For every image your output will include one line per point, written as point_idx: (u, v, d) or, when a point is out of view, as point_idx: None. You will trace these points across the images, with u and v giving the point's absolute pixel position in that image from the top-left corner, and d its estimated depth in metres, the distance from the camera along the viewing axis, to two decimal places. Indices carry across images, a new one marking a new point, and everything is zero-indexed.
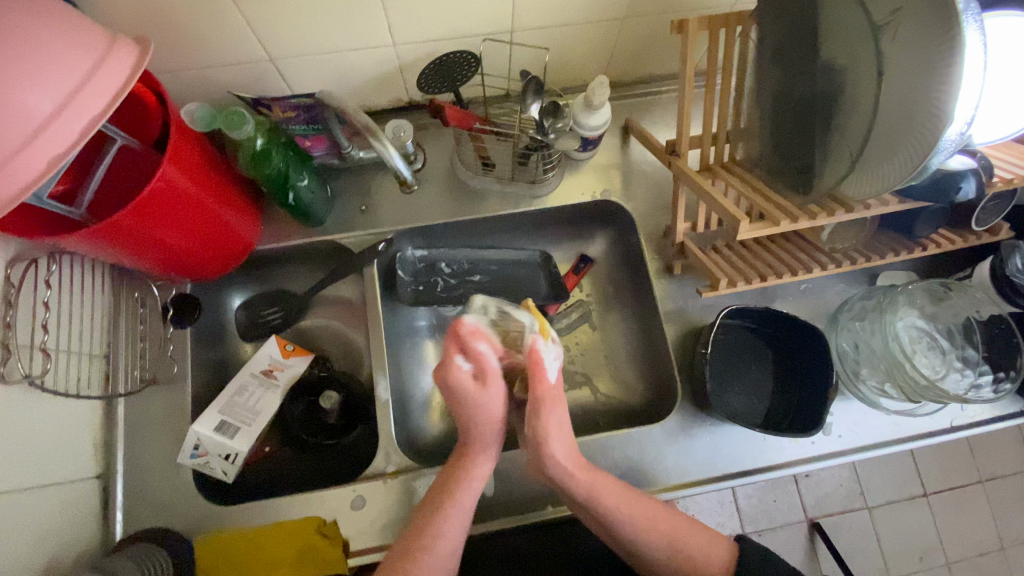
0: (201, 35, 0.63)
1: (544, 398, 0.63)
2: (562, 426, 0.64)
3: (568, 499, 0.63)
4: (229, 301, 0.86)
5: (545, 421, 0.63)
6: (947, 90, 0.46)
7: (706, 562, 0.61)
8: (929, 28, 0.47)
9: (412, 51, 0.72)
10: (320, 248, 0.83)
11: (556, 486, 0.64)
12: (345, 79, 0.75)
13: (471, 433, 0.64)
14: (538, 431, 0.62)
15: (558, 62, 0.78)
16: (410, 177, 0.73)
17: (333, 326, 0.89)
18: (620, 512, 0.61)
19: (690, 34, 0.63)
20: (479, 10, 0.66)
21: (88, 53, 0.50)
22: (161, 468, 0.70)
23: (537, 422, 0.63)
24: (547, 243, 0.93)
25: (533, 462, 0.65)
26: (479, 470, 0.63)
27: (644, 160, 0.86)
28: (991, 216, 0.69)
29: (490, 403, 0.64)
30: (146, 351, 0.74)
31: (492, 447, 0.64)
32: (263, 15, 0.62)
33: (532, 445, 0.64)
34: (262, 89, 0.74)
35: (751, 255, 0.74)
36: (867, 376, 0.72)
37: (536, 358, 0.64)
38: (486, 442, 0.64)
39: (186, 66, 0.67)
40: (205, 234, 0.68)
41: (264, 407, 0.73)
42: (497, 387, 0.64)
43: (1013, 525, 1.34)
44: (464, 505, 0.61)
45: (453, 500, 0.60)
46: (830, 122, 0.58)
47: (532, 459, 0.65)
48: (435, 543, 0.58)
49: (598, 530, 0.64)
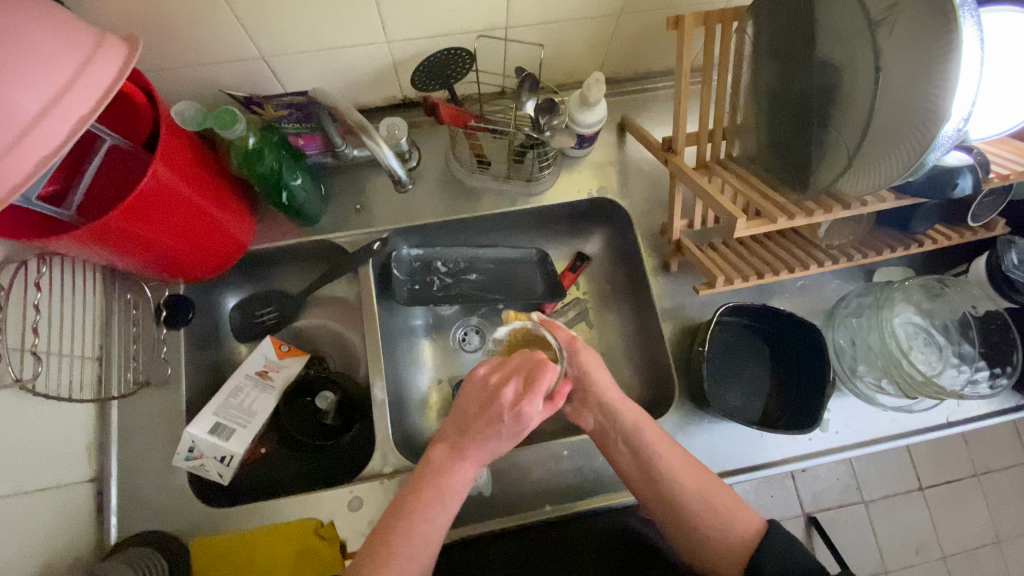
0: (191, 32, 0.62)
1: (574, 346, 0.69)
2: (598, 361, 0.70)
3: (612, 434, 0.67)
4: (224, 302, 0.85)
5: (584, 359, 0.69)
6: (944, 86, 0.46)
7: (735, 522, 0.61)
8: (926, 23, 0.46)
9: (406, 48, 0.71)
10: (315, 248, 0.82)
11: (603, 423, 0.68)
12: (338, 77, 0.74)
13: (468, 440, 0.60)
14: (583, 368, 0.69)
15: (554, 59, 0.78)
16: (402, 173, 0.72)
17: (328, 326, 0.89)
18: (656, 446, 0.65)
19: (686, 30, 0.63)
20: (472, 6, 0.66)
21: (76, 53, 0.49)
22: (156, 471, 0.70)
23: (579, 362, 0.69)
24: (543, 241, 0.92)
25: (580, 402, 0.70)
26: (465, 474, 0.60)
27: (641, 157, 0.86)
28: (987, 211, 0.68)
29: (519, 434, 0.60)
30: (138, 353, 0.73)
31: (484, 456, 0.61)
32: (254, 11, 0.61)
33: (580, 384, 0.69)
34: (255, 87, 0.73)
35: (748, 252, 0.74)
36: (864, 373, 0.72)
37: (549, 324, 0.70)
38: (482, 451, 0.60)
39: (177, 65, 0.67)
40: (197, 235, 0.67)
41: (260, 408, 0.73)
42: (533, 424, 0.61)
43: (1008, 518, 1.35)
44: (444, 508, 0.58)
45: (435, 503, 0.58)
46: (827, 118, 0.58)
47: (579, 400, 0.70)
48: (415, 541, 0.56)
49: (631, 474, 0.66)
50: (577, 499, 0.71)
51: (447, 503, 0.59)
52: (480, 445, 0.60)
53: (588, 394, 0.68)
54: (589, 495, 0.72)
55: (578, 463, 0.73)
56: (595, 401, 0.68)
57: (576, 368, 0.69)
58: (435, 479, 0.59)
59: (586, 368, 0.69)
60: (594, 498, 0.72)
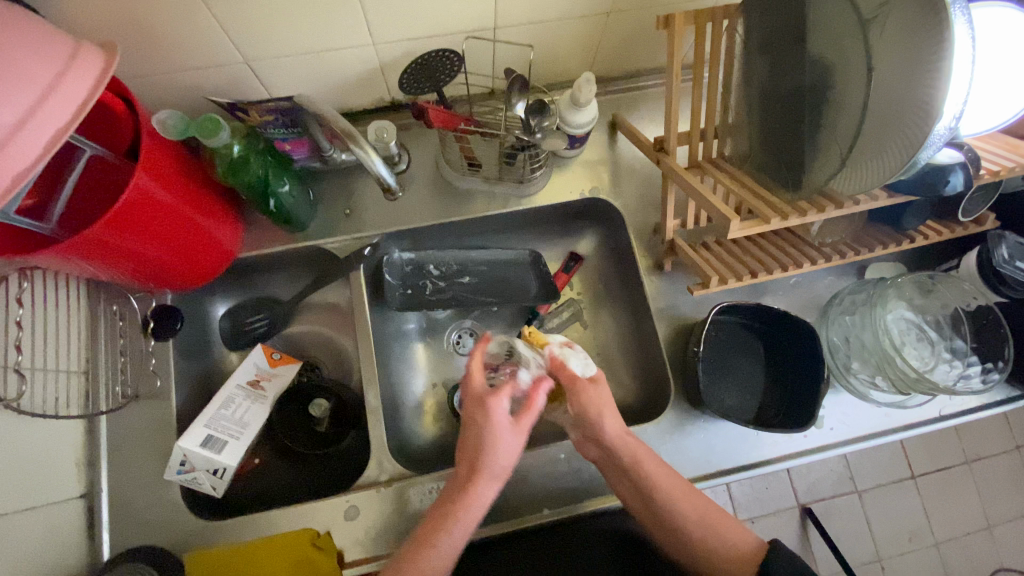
0: (170, 37, 0.61)
1: (574, 385, 0.66)
2: (602, 396, 0.66)
3: (615, 468, 0.65)
4: (213, 309, 0.84)
5: (586, 400, 0.65)
6: (936, 84, 0.45)
7: (736, 546, 0.61)
8: (917, 22, 0.46)
9: (393, 50, 0.70)
10: (304, 254, 0.81)
11: (605, 456, 0.66)
12: (325, 80, 0.73)
13: (477, 462, 0.57)
14: (585, 408, 0.65)
15: (543, 59, 0.77)
16: (393, 182, 0.70)
17: (321, 332, 0.88)
18: (657, 481, 0.63)
19: (677, 29, 0.62)
20: (459, 7, 0.64)
21: (52, 63, 0.48)
22: (148, 485, 0.69)
23: (580, 404, 0.65)
24: (536, 242, 0.92)
25: (584, 437, 0.67)
26: (480, 496, 0.57)
27: (632, 156, 0.85)
28: (977, 206, 0.68)
29: (508, 445, 0.58)
30: (126, 366, 0.72)
31: (497, 478, 0.57)
32: (235, 15, 0.59)
33: (582, 423, 0.65)
34: (239, 92, 0.71)
35: (741, 251, 0.74)
36: (858, 369, 0.72)
37: (553, 363, 0.68)
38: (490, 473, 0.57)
39: (157, 71, 0.65)
40: (183, 244, 0.66)
41: (252, 418, 0.72)
42: (518, 438, 0.58)
43: (998, 504, 1.36)
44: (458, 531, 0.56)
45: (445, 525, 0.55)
46: (819, 118, 0.57)
47: (582, 434, 0.67)
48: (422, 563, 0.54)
49: (633, 505, 0.65)
50: (576, 502, 0.71)
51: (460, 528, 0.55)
52: (488, 468, 0.57)
53: (590, 431, 0.66)
54: (587, 498, 0.72)
55: (576, 466, 0.73)
56: (597, 439, 0.65)
57: (577, 405, 0.65)
58: (449, 504, 0.56)
59: (589, 406, 0.65)
60: (593, 500, 0.71)
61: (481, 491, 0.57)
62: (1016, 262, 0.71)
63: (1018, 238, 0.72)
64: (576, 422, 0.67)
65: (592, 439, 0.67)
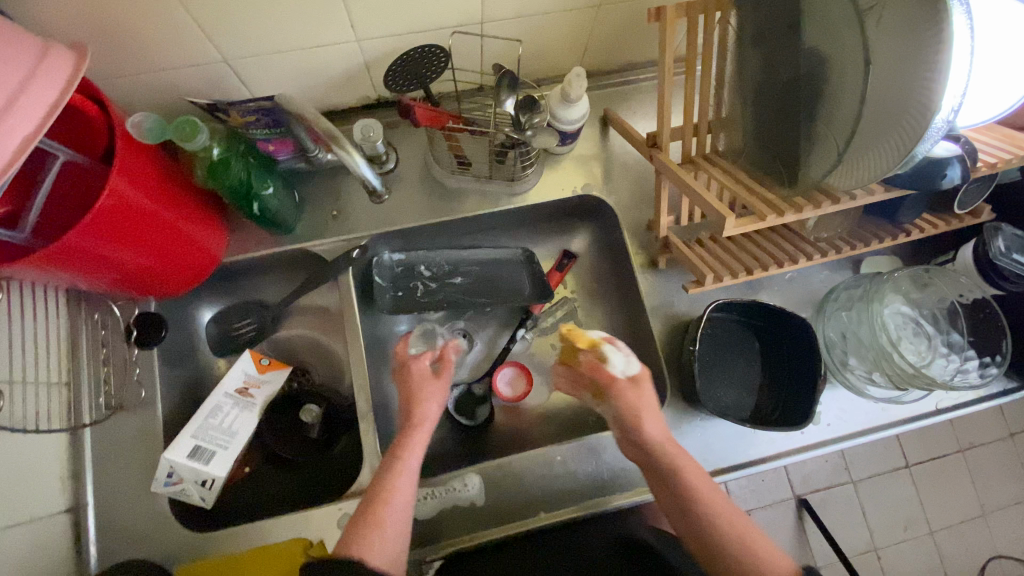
0: (146, 36, 0.58)
1: (616, 388, 0.61)
2: (647, 400, 0.61)
3: (654, 476, 0.60)
4: (199, 315, 0.82)
5: (628, 403, 0.60)
6: (936, 77, 0.44)
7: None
8: (916, 13, 0.45)
9: (378, 46, 0.68)
10: (291, 257, 0.79)
11: (643, 460, 0.62)
12: (308, 78, 0.71)
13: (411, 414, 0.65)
14: (628, 409, 0.60)
15: (532, 54, 0.75)
16: (376, 183, 0.70)
17: (310, 336, 0.86)
18: (703, 496, 0.57)
19: (668, 22, 0.61)
20: (445, 1, 0.62)
21: (18, 66, 0.45)
22: (135, 497, 0.67)
23: (623, 406, 0.60)
24: (529, 240, 0.90)
25: (623, 439, 0.63)
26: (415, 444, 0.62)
27: (625, 151, 0.84)
28: (973, 197, 0.67)
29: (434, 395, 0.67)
30: (110, 376, 0.70)
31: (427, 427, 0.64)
32: (212, 12, 0.57)
33: (622, 423, 0.61)
34: (219, 92, 0.69)
35: (737, 247, 0.72)
36: (856, 365, 0.71)
37: (593, 368, 0.63)
38: (424, 424, 0.64)
39: (133, 72, 0.63)
40: (165, 249, 0.64)
41: (241, 426, 0.70)
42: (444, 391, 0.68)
43: (992, 491, 1.37)
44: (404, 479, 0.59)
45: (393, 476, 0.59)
46: (814, 112, 0.56)
47: (621, 436, 0.63)
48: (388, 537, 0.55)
49: (669, 512, 0.60)
50: (568, 505, 0.70)
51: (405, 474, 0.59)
52: (423, 417, 0.64)
53: (628, 433, 0.61)
54: (584, 500, 0.71)
55: (572, 467, 0.72)
56: (636, 442, 0.61)
57: (618, 407, 0.61)
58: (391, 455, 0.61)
59: (630, 408, 0.60)
60: (585, 504, 0.71)
61: (418, 441, 0.62)
62: (1013, 254, 0.70)
63: (1014, 231, 0.71)
64: (616, 423, 0.63)
65: (632, 440, 0.62)
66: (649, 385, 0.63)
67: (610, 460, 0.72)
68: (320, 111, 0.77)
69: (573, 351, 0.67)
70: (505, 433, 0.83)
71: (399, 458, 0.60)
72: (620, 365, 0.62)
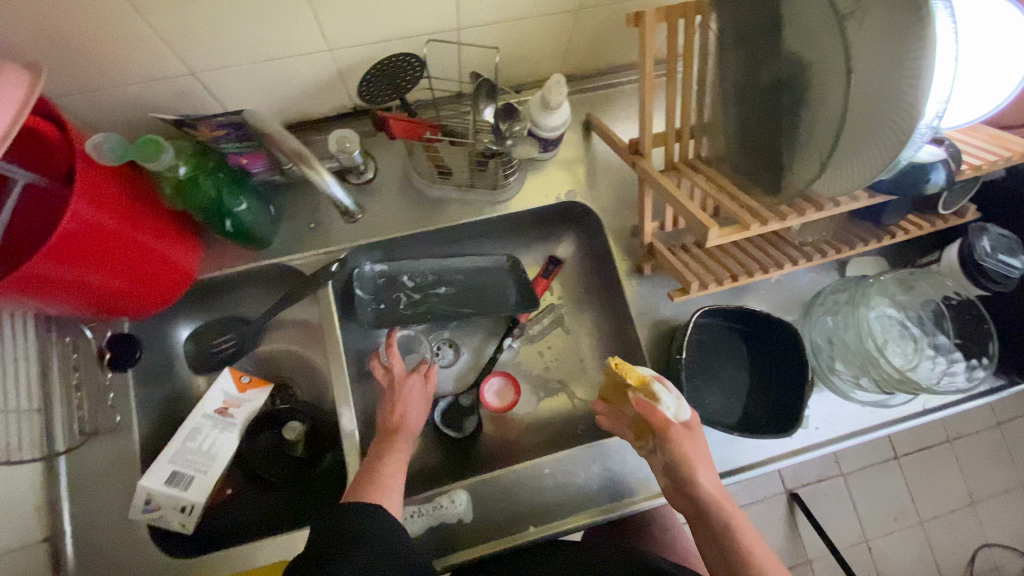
0: (106, 50, 0.56)
1: (670, 434, 0.61)
2: (699, 448, 0.61)
3: (704, 531, 0.58)
4: (176, 334, 0.80)
5: (680, 449, 0.59)
6: (917, 84, 0.43)
7: None
8: (899, 18, 0.44)
9: (351, 55, 0.66)
10: (269, 272, 0.77)
11: (694, 515, 0.60)
12: (281, 89, 0.69)
13: (395, 421, 0.70)
14: (680, 455, 0.59)
15: (511, 60, 0.73)
16: (348, 204, 0.69)
17: (292, 351, 0.84)
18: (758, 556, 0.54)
19: (648, 27, 0.59)
20: (418, 9, 0.61)
21: None
22: (113, 526, 0.65)
23: (677, 452, 0.59)
24: (513, 247, 0.89)
25: (673, 488, 0.62)
26: (399, 450, 0.67)
27: (608, 156, 0.83)
28: (958, 198, 0.67)
29: (415, 402, 0.73)
30: (83, 401, 0.68)
31: (410, 436, 0.69)
32: (175, 25, 0.55)
33: (673, 471, 0.60)
34: (188, 106, 0.67)
35: (722, 253, 0.72)
36: (843, 370, 0.71)
37: (643, 407, 0.62)
38: (408, 431, 0.70)
39: (94, 88, 0.60)
40: (135, 269, 0.62)
41: (221, 450, 0.68)
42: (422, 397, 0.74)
43: (980, 480, 1.39)
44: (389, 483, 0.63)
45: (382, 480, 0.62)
46: (796, 119, 0.55)
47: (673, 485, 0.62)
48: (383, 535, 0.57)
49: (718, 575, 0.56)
50: (557, 519, 0.69)
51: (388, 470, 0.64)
52: (405, 424, 0.70)
53: (680, 484, 0.60)
54: (571, 512, 0.70)
55: (560, 479, 0.71)
56: (688, 494, 0.59)
57: (671, 452, 0.60)
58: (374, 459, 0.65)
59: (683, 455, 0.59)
60: (573, 516, 0.70)
61: (402, 446, 0.68)
62: (999, 255, 0.68)
63: (999, 232, 0.70)
64: (666, 470, 0.61)
65: (682, 494, 0.60)
66: (699, 430, 0.63)
67: (599, 471, 0.71)
68: (284, 123, 0.75)
69: (622, 388, 0.67)
70: (493, 444, 0.82)
71: (383, 459, 0.65)
72: (672, 406, 0.62)
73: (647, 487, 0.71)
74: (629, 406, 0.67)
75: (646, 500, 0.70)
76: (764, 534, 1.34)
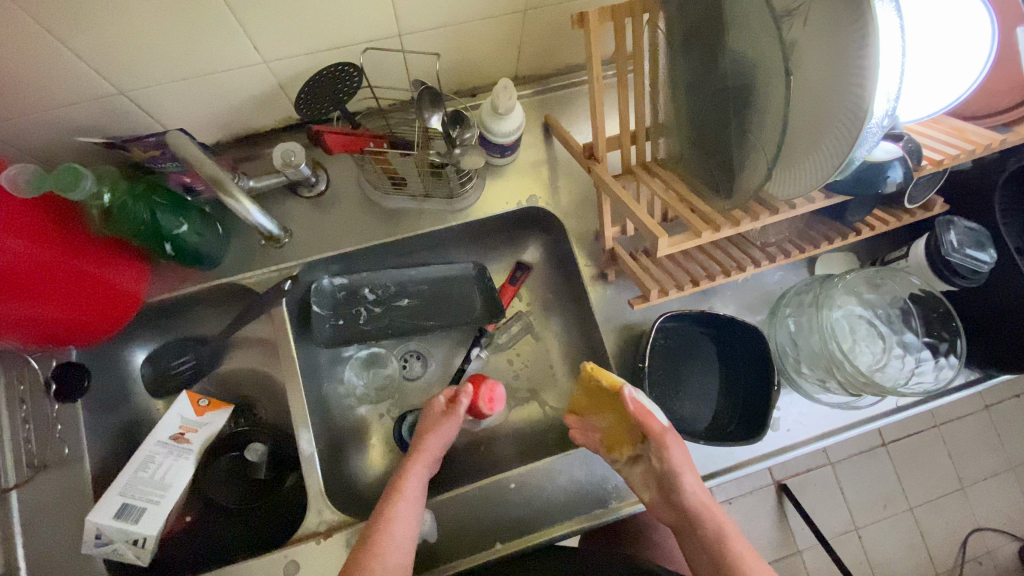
0: (22, 73, 0.53)
1: (664, 439, 0.60)
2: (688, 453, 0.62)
3: (691, 530, 0.59)
4: (132, 358, 0.78)
5: (672, 455, 0.60)
6: (862, 83, 0.41)
7: None
8: (838, 13, 0.42)
9: (289, 67, 0.63)
10: (222, 291, 0.75)
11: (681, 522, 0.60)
12: (221, 104, 0.66)
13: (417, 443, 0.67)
14: (671, 462, 0.60)
15: (459, 64, 0.71)
16: (273, 227, 0.69)
17: (254, 369, 0.82)
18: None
19: (592, 28, 0.57)
20: (352, 17, 0.58)
21: None
22: (64, 563, 0.62)
23: (669, 458, 0.60)
24: (478, 254, 0.87)
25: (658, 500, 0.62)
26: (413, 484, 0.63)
27: (569, 159, 0.81)
28: (924, 191, 0.64)
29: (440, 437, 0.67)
30: (31, 435, 0.66)
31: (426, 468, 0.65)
32: (94, 45, 0.53)
33: (664, 480, 0.61)
34: (124, 127, 0.64)
35: (684, 256, 0.70)
36: (809, 373, 0.69)
37: (638, 407, 0.62)
38: (424, 457, 0.66)
39: (19, 112, 0.58)
40: (72, 297, 0.60)
41: (174, 478, 0.67)
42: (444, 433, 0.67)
43: (969, 464, 1.38)
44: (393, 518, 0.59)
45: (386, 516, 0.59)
46: (746, 119, 0.53)
47: (660, 497, 0.62)
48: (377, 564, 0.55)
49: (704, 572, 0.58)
50: (526, 533, 0.68)
51: (410, 502, 0.61)
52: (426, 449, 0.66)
53: (668, 493, 0.61)
54: (542, 526, 0.68)
55: (528, 493, 0.69)
56: (675, 503, 0.60)
57: (664, 459, 0.60)
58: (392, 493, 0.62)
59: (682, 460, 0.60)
60: (541, 530, 0.68)
61: (418, 476, 0.64)
62: (967, 250, 0.66)
63: (968, 224, 0.67)
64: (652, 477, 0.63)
65: (670, 504, 0.61)
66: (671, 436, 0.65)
67: (566, 484, 0.69)
68: (217, 143, 0.73)
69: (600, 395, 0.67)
70: (463, 457, 0.80)
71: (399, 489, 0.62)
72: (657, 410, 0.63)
73: (620, 496, 0.69)
74: (608, 415, 0.67)
75: (621, 508, 0.68)
76: (753, 525, 1.33)
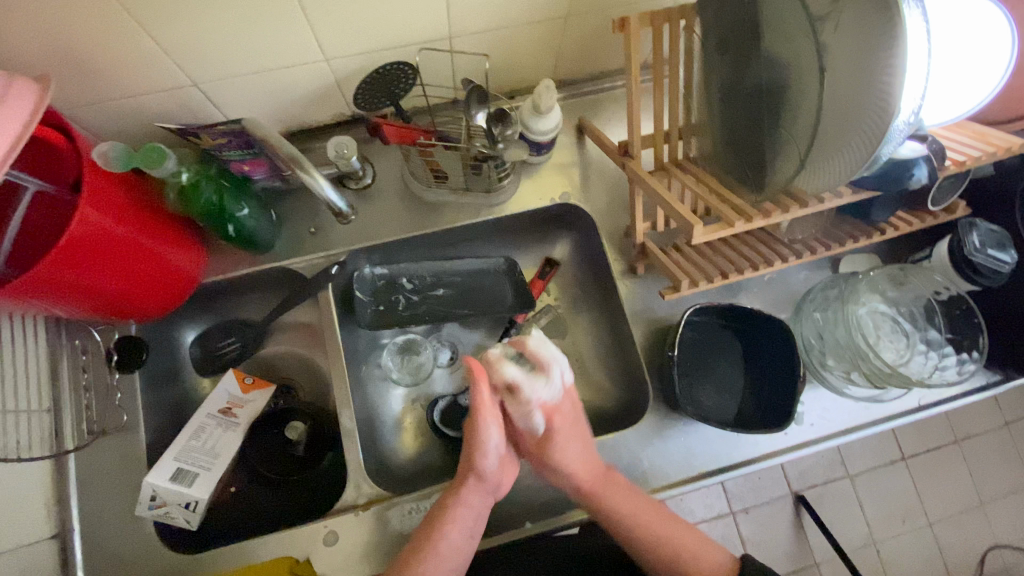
0: (112, 63, 0.59)
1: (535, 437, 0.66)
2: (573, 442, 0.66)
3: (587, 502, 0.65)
4: (182, 337, 0.82)
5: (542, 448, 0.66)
6: (891, 81, 0.44)
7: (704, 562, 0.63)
8: (870, 16, 0.45)
9: (348, 64, 0.68)
10: (271, 275, 0.79)
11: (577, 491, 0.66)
12: (282, 98, 0.71)
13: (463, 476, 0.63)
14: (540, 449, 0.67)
15: (503, 66, 0.76)
16: (343, 208, 0.71)
17: (295, 352, 0.86)
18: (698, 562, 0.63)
19: (633, 32, 0.60)
20: (410, 19, 0.63)
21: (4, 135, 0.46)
22: (119, 523, 0.66)
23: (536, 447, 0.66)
24: (510, 250, 0.90)
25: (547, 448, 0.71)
26: (458, 521, 0.61)
27: (601, 160, 0.84)
28: (947, 194, 0.68)
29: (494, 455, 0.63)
30: (92, 401, 0.70)
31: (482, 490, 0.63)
32: (177, 39, 0.58)
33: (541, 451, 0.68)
34: (192, 117, 0.70)
35: (713, 250, 0.73)
36: (834, 365, 0.71)
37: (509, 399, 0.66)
38: (473, 488, 0.62)
39: (104, 98, 0.63)
40: (139, 272, 0.63)
41: (224, 447, 0.70)
42: (495, 437, 0.63)
43: (989, 481, 1.37)
44: (456, 548, 0.60)
45: (437, 541, 0.60)
46: (778, 117, 0.56)
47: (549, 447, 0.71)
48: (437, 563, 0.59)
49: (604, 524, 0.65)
50: (549, 516, 0.69)
51: (456, 545, 0.60)
52: (475, 479, 0.62)
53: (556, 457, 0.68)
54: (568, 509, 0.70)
55: None
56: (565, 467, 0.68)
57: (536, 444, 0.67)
58: (434, 522, 0.61)
59: (564, 462, 0.65)
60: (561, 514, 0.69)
61: (468, 506, 0.62)
62: (989, 250, 0.69)
63: (989, 227, 0.70)
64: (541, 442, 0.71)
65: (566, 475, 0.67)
66: (564, 436, 0.66)
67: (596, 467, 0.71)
68: (280, 132, 0.78)
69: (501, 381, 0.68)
70: None
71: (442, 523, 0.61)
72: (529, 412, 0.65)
73: (645, 484, 0.70)
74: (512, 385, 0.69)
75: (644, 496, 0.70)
76: (770, 535, 1.33)
